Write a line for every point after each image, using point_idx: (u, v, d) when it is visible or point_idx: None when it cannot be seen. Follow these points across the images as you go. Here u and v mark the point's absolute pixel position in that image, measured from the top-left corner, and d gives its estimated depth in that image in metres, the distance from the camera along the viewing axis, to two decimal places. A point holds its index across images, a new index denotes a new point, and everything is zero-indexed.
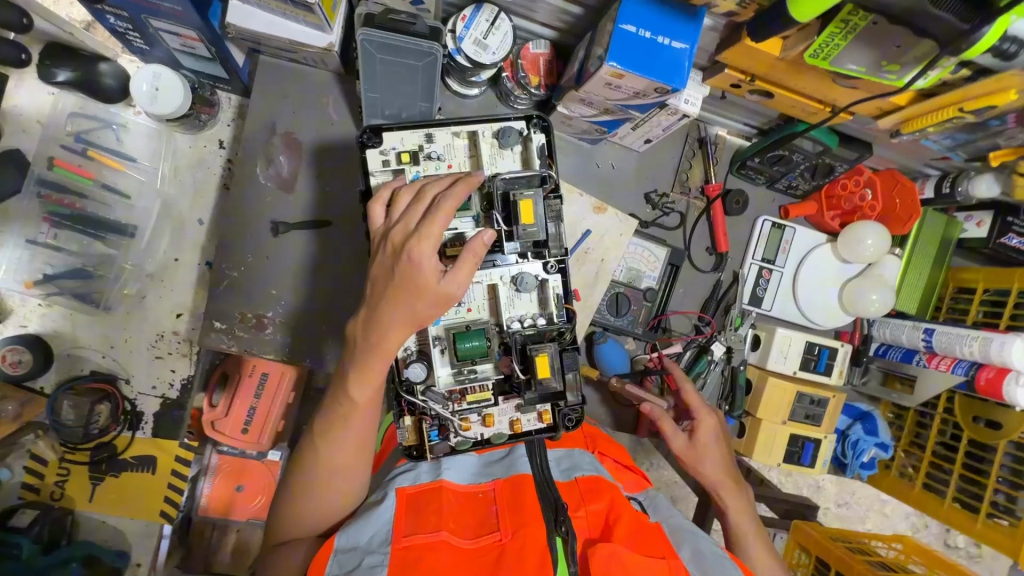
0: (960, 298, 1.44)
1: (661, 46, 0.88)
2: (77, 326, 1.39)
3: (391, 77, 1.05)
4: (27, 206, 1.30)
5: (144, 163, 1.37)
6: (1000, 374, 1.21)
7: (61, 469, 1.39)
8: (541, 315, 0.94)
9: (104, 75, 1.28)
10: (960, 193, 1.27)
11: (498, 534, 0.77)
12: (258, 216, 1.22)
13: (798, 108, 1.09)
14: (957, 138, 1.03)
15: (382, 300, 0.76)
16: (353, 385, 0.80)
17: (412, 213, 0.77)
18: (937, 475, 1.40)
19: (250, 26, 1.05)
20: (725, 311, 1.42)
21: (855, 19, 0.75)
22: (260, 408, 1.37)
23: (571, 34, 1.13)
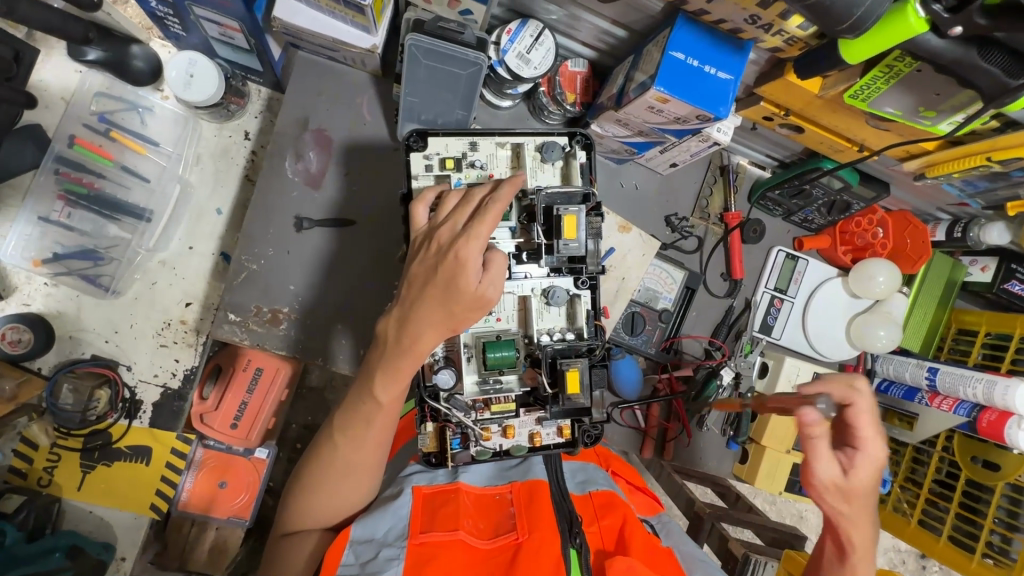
0: (960, 340, 1.48)
1: (706, 75, 0.90)
2: (83, 308, 1.36)
3: (433, 83, 1.07)
4: (42, 182, 1.25)
5: (166, 149, 1.34)
6: (1002, 417, 1.22)
7: (52, 455, 1.34)
8: (569, 329, 0.94)
9: (135, 58, 1.29)
10: (971, 239, 1.30)
11: (513, 536, 0.82)
12: (284, 210, 1.21)
13: (826, 145, 1.12)
14: (977, 186, 1.06)
15: (418, 301, 0.77)
16: (379, 388, 0.80)
17: (459, 214, 0.79)
18: (932, 511, 1.42)
19: (297, 22, 1.06)
20: (735, 337, 1.44)
21: (900, 65, 0.78)
22: (251, 404, 1.35)
23: (611, 56, 1.15)
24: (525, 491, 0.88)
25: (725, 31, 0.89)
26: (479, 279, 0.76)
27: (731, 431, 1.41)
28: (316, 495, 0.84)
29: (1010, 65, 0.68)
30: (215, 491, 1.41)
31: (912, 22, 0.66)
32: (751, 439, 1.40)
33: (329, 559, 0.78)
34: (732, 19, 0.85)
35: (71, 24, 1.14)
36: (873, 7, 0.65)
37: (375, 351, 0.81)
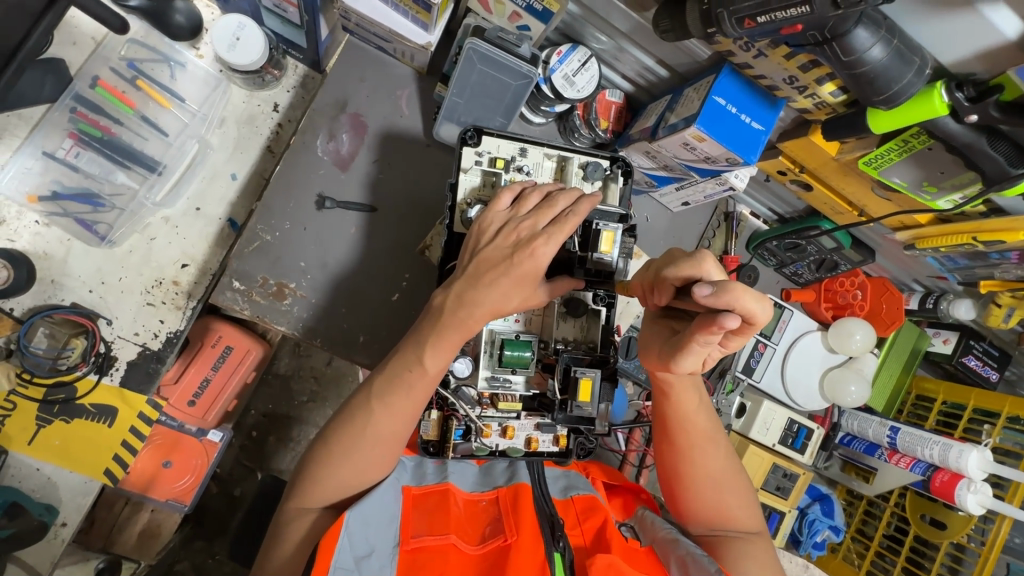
0: (919, 406, 1.60)
1: (743, 123, 0.98)
2: (70, 254, 1.28)
3: (480, 88, 1.11)
4: (56, 117, 1.22)
5: (192, 106, 1.32)
6: (954, 479, 1.32)
7: (7, 402, 1.25)
8: (582, 340, 1.00)
9: (176, 12, 1.24)
10: (940, 311, 1.42)
11: (501, 538, 0.82)
12: (307, 186, 1.21)
13: (829, 206, 1.21)
14: (957, 263, 1.17)
15: (477, 282, 0.80)
16: (429, 356, 0.81)
17: (541, 212, 0.82)
18: (879, 563, 1.51)
19: (358, 7, 1.08)
20: (719, 375, 1.48)
21: (915, 141, 0.87)
22: (213, 383, 1.41)
23: (647, 92, 1.22)
24: (510, 495, 0.88)
25: (764, 86, 0.97)
26: (524, 278, 0.79)
27: None
28: (337, 467, 0.81)
29: (1013, 157, 0.78)
30: (159, 470, 1.40)
31: (936, 105, 0.75)
32: None
33: (322, 552, 0.73)
34: (772, 77, 0.93)
35: None
36: (908, 86, 0.73)
37: (423, 321, 0.84)
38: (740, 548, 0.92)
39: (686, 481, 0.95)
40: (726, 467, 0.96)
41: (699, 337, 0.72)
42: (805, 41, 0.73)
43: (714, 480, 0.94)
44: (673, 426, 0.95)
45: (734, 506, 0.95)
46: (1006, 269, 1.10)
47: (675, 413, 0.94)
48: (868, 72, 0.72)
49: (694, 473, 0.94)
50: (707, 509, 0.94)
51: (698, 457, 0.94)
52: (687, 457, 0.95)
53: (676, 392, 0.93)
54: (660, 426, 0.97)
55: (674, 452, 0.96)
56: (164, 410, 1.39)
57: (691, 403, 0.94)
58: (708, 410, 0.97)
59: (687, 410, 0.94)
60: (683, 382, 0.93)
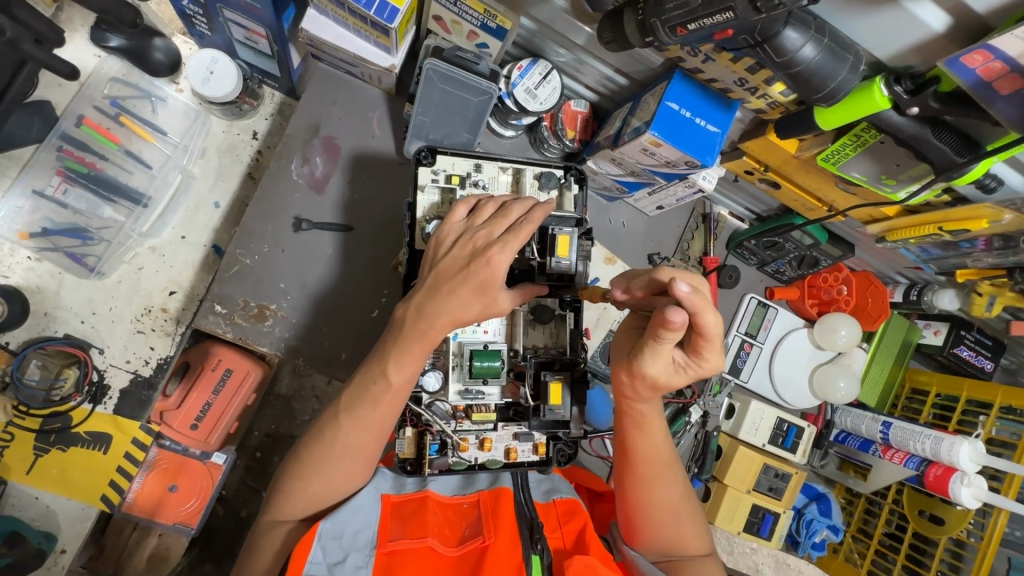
0: (914, 399, 1.57)
1: (698, 127, 0.99)
2: (62, 287, 1.33)
3: (444, 106, 1.13)
4: (43, 156, 1.27)
5: (174, 139, 1.37)
6: (947, 472, 1.30)
7: (5, 434, 1.29)
8: (552, 347, 1.01)
9: (155, 50, 1.31)
10: (924, 302, 1.41)
11: (480, 540, 0.81)
12: (284, 210, 1.25)
13: (800, 203, 1.22)
14: (931, 253, 1.16)
15: (437, 292, 0.82)
16: (393, 368, 0.82)
17: (496, 222, 0.85)
18: (881, 562, 1.48)
19: (322, 36, 1.11)
20: (704, 376, 1.49)
21: (866, 136, 0.88)
22: (214, 406, 1.40)
23: (611, 100, 1.24)
24: (491, 499, 0.88)
25: (717, 89, 0.98)
26: (479, 289, 0.81)
27: (695, 467, 1.45)
28: (307, 479, 0.81)
29: (959, 147, 0.78)
30: (165, 494, 1.41)
31: (877, 99, 0.76)
32: (714, 478, 1.48)
33: (295, 558, 0.74)
34: (723, 79, 0.95)
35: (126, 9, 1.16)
36: (845, 83, 0.74)
37: (389, 334, 0.84)
38: (693, 575, 0.93)
39: (642, 509, 0.93)
40: (683, 493, 0.94)
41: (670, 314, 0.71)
42: (740, 45, 0.75)
43: (670, 510, 0.93)
44: (633, 457, 0.92)
45: (689, 531, 0.95)
46: (978, 257, 1.08)
47: (634, 444, 0.91)
48: (803, 72, 0.73)
49: (653, 502, 0.92)
50: (662, 537, 0.94)
51: (659, 483, 0.92)
52: (646, 487, 0.92)
53: (638, 421, 0.90)
54: (619, 455, 0.93)
55: (632, 482, 0.93)
56: (165, 435, 1.39)
57: (650, 435, 0.91)
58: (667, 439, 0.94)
59: (647, 441, 0.91)
60: (647, 412, 0.90)
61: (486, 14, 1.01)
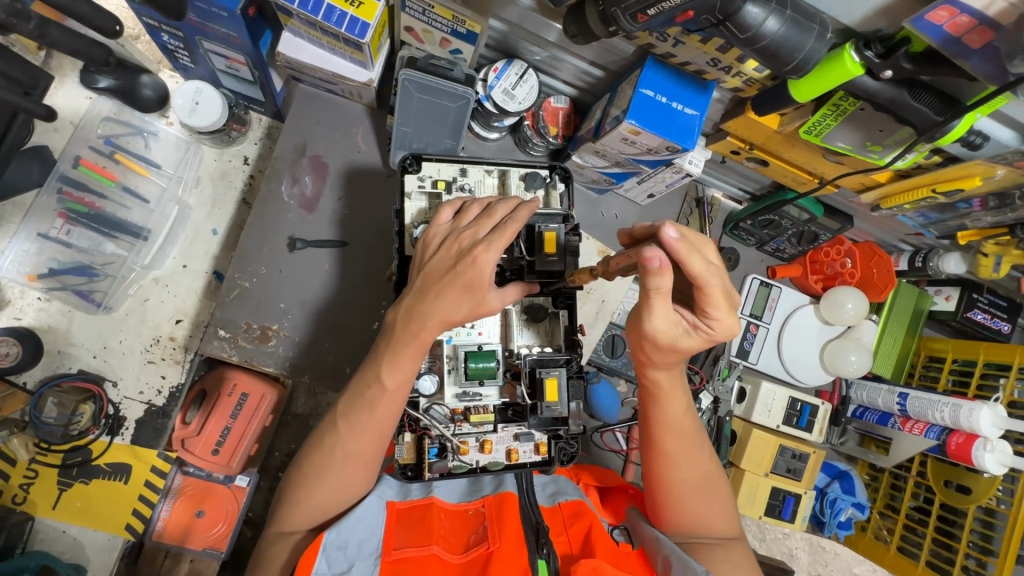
0: (931, 367, 1.53)
1: (675, 111, 0.99)
2: (73, 324, 1.37)
3: (424, 114, 1.14)
4: (45, 200, 1.31)
5: (168, 171, 1.40)
6: (969, 439, 1.27)
7: (29, 471, 1.33)
8: (547, 344, 1.01)
9: (143, 87, 1.34)
10: (930, 268, 1.38)
11: (486, 546, 0.82)
12: (278, 231, 1.27)
13: (790, 178, 1.21)
14: (928, 217, 1.14)
15: (426, 295, 0.82)
16: (386, 372, 0.83)
17: (481, 223, 0.84)
18: (910, 538, 1.44)
19: (299, 57, 1.13)
20: (713, 362, 1.50)
21: (846, 104, 0.87)
22: (234, 429, 1.37)
23: (590, 93, 1.24)
24: (496, 503, 0.89)
25: (691, 72, 0.98)
26: (466, 291, 0.81)
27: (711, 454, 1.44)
28: (311, 488, 0.82)
29: (939, 106, 0.77)
30: (193, 520, 1.40)
31: (848, 66, 0.75)
32: (731, 463, 1.46)
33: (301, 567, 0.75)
34: (696, 61, 0.94)
35: (97, 49, 1.10)
36: (813, 52, 0.73)
37: (381, 340, 0.85)
38: (714, 556, 0.93)
39: (668, 487, 0.92)
40: (708, 472, 0.94)
41: (646, 251, 0.68)
42: (703, 25, 0.74)
43: (696, 486, 0.92)
44: (660, 433, 0.91)
45: (713, 513, 0.94)
46: (977, 217, 1.06)
47: (661, 419, 0.90)
48: (769, 45, 0.72)
49: (678, 479, 0.92)
50: (687, 518, 0.93)
51: (681, 464, 0.91)
52: (672, 463, 0.92)
53: (665, 395, 0.89)
54: (646, 432, 0.92)
55: (659, 459, 0.92)
56: (188, 461, 1.35)
57: (678, 409, 0.90)
58: (693, 413, 0.94)
59: (674, 415, 0.90)
60: (673, 386, 0.88)
61: (454, 20, 1.02)
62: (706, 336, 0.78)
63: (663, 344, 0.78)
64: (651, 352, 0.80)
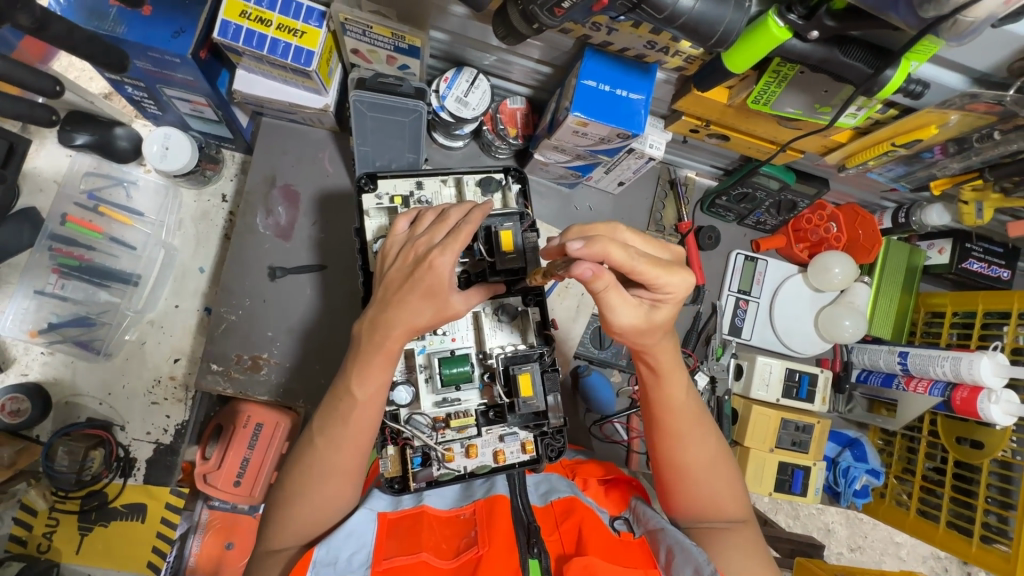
0: (933, 322, 1.49)
1: (619, 98, 0.99)
2: (76, 375, 1.42)
3: (381, 132, 1.17)
4: (38, 258, 1.35)
5: (151, 217, 1.44)
6: (974, 393, 1.24)
7: (51, 519, 1.38)
8: (521, 342, 1.03)
9: (119, 139, 1.38)
10: (914, 223, 1.35)
11: (475, 549, 0.81)
12: (257, 262, 1.30)
13: (754, 149, 1.20)
14: (897, 171, 1.12)
15: (388, 305, 0.83)
16: (356, 385, 0.85)
17: (435, 229, 0.85)
18: (930, 500, 1.40)
19: (255, 92, 1.16)
20: (705, 342, 1.48)
21: (785, 70, 0.86)
22: (252, 460, 1.37)
23: (544, 90, 1.25)
24: (486, 507, 0.88)
25: (631, 57, 0.98)
26: (426, 300, 0.82)
27: None
28: (296, 505, 0.85)
29: (870, 59, 0.77)
30: (223, 552, 1.43)
31: (774, 32, 0.74)
32: (736, 443, 1.45)
33: None
34: (634, 46, 0.95)
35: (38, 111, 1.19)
36: (733, 23, 0.73)
37: (352, 355, 0.87)
38: (724, 539, 0.90)
39: (674, 467, 0.90)
40: (716, 454, 0.92)
41: (573, 269, 0.69)
42: (622, 10, 0.75)
43: (703, 465, 0.90)
44: (662, 415, 0.89)
45: (724, 495, 0.91)
46: (944, 164, 1.04)
47: (664, 398, 0.88)
48: (688, 21, 0.73)
49: (686, 461, 0.90)
50: (696, 501, 0.91)
51: (687, 446, 0.89)
52: (679, 446, 0.90)
53: (665, 377, 0.87)
54: (648, 416, 0.91)
55: (663, 438, 0.90)
56: (210, 495, 1.35)
57: (680, 388, 0.89)
58: (698, 393, 0.92)
59: (677, 395, 0.88)
60: (672, 365, 0.87)
61: (394, 37, 1.04)
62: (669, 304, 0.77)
63: (637, 330, 0.78)
64: (637, 338, 0.80)
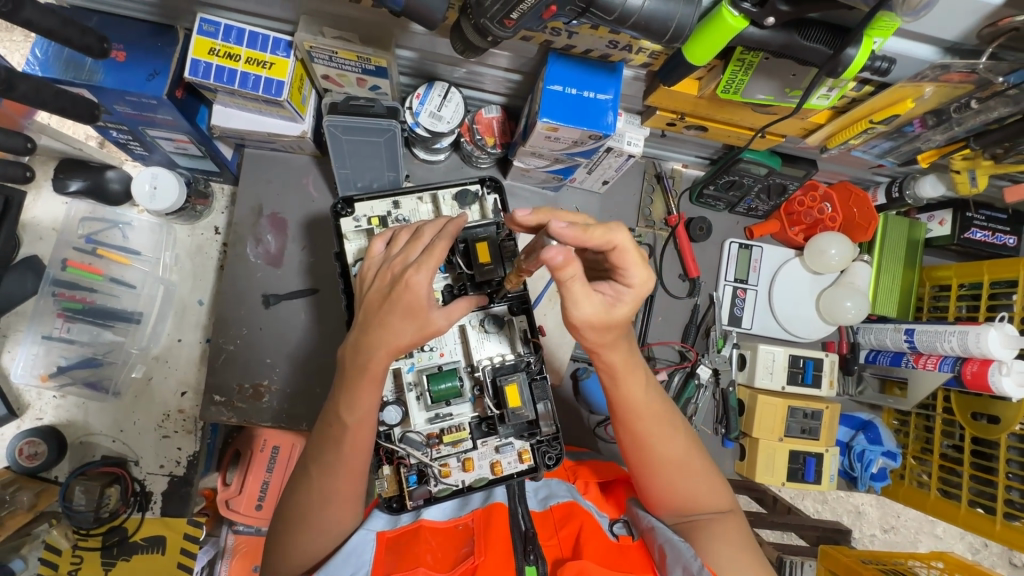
0: (940, 296, 1.45)
1: (587, 100, 0.99)
2: (89, 415, 1.46)
3: (358, 153, 1.18)
4: (43, 304, 1.39)
5: (147, 255, 1.46)
6: (984, 366, 1.20)
7: (74, 557, 1.41)
8: (510, 352, 1.04)
9: (111, 182, 1.41)
10: (908, 196, 1.32)
11: (471, 559, 0.80)
12: (251, 291, 1.32)
13: (733, 137, 1.18)
14: (882, 147, 1.11)
15: (370, 326, 0.83)
16: (345, 410, 0.85)
17: (409, 249, 0.85)
18: (950, 478, 1.36)
19: (233, 126, 1.18)
20: (705, 335, 1.45)
21: (749, 57, 0.85)
22: (272, 484, 1.40)
23: (518, 97, 1.25)
24: (484, 516, 0.89)
25: (596, 57, 0.98)
26: (407, 327, 0.82)
27: (722, 428, 1.44)
28: (297, 534, 0.86)
29: (830, 40, 0.75)
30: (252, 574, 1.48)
31: (730, 22, 0.73)
32: (745, 433, 1.43)
33: None
34: (597, 47, 0.94)
35: (11, 168, 1.32)
36: (686, 18, 0.73)
37: (339, 379, 0.88)
38: (709, 531, 0.87)
39: (649, 468, 0.89)
40: (689, 446, 0.90)
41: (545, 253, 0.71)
42: (574, 14, 0.75)
43: (677, 460, 0.89)
44: (628, 416, 0.88)
45: (702, 487, 0.90)
46: (928, 137, 1.02)
47: (626, 402, 0.87)
48: (640, 20, 0.72)
49: (658, 457, 0.88)
50: (676, 495, 0.89)
51: (656, 443, 0.88)
52: (648, 443, 0.88)
53: (625, 376, 0.86)
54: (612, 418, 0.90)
55: (631, 441, 0.89)
56: (236, 521, 1.39)
57: (640, 386, 0.87)
58: (659, 389, 0.91)
59: (637, 395, 0.87)
60: (628, 365, 0.86)
61: (361, 60, 1.05)
62: (632, 299, 0.78)
63: (596, 324, 0.78)
64: (595, 337, 0.80)
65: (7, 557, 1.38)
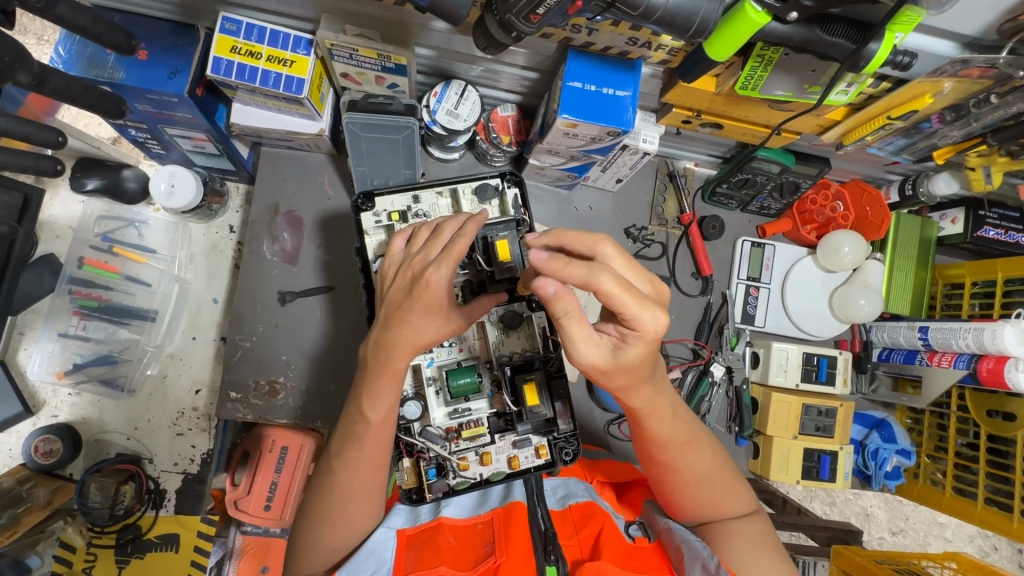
0: (952, 294, 1.45)
1: (606, 96, 1.00)
2: (103, 413, 1.46)
3: (375, 150, 1.19)
4: (59, 302, 1.40)
5: (163, 253, 1.47)
6: (1000, 362, 1.20)
7: (89, 555, 1.42)
8: (527, 348, 1.05)
9: (127, 181, 1.42)
10: (922, 194, 1.33)
11: (492, 559, 0.80)
12: (266, 288, 1.33)
13: (749, 135, 1.19)
14: (897, 144, 1.11)
15: (391, 324, 0.83)
16: (368, 406, 0.85)
17: (429, 246, 0.85)
18: (965, 476, 1.36)
19: (252, 123, 1.19)
20: (718, 332, 1.45)
21: (769, 53, 0.86)
22: (281, 484, 1.40)
23: (533, 95, 1.26)
24: (503, 515, 0.88)
25: (615, 54, 0.99)
26: (426, 328, 0.83)
27: (735, 426, 1.44)
28: (316, 530, 0.86)
29: (853, 35, 0.76)
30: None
31: (753, 17, 0.74)
32: (759, 431, 1.43)
33: None
34: (617, 44, 0.95)
35: None
36: (710, 13, 0.73)
37: (361, 374, 0.88)
38: (729, 534, 0.88)
39: (674, 487, 0.88)
40: (714, 463, 0.89)
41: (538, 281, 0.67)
42: (599, 10, 0.75)
43: (700, 479, 0.88)
44: (652, 447, 0.86)
45: (727, 496, 0.89)
46: (945, 133, 1.03)
47: (651, 435, 0.85)
48: (664, 14, 0.73)
49: (682, 479, 0.87)
50: (701, 507, 0.89)
51: (680, 468, 0.87)
52: (672, 469, 0.87)
53: (648, 415, 0.82)
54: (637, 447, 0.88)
55: (654, 463, 0.88)
56: (245, 521, 1.39)
57: (665, 421, 0.84)
58: (686, 415, 0.87)
59: (663, 429, 0.84)
60: (653, 405, 0.81)
61: (380, 57, 1.06)
62: (639, 342, 0.71)
63: (605, 368, 0.73)
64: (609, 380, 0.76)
65: (23, 553, 1.36)
